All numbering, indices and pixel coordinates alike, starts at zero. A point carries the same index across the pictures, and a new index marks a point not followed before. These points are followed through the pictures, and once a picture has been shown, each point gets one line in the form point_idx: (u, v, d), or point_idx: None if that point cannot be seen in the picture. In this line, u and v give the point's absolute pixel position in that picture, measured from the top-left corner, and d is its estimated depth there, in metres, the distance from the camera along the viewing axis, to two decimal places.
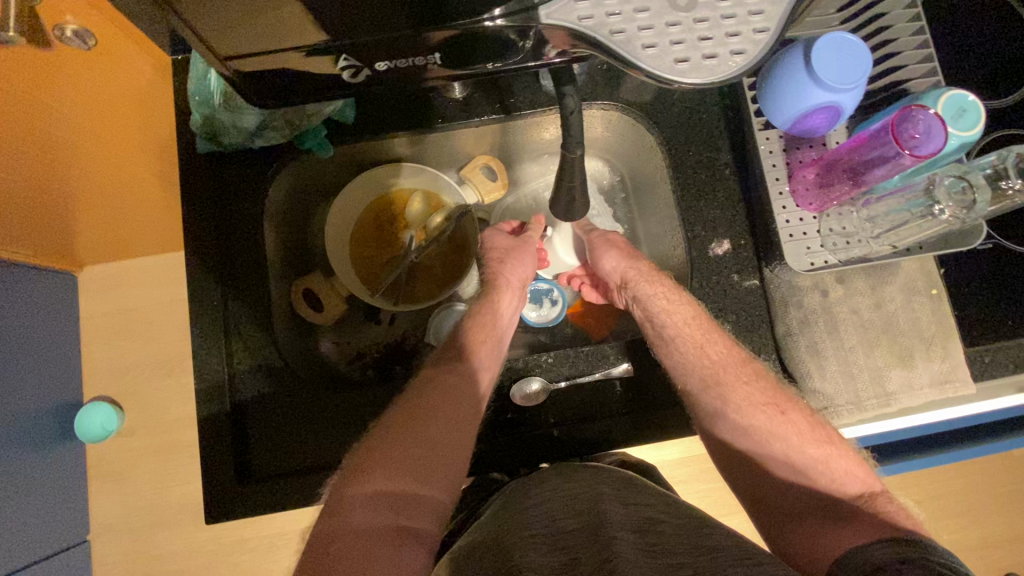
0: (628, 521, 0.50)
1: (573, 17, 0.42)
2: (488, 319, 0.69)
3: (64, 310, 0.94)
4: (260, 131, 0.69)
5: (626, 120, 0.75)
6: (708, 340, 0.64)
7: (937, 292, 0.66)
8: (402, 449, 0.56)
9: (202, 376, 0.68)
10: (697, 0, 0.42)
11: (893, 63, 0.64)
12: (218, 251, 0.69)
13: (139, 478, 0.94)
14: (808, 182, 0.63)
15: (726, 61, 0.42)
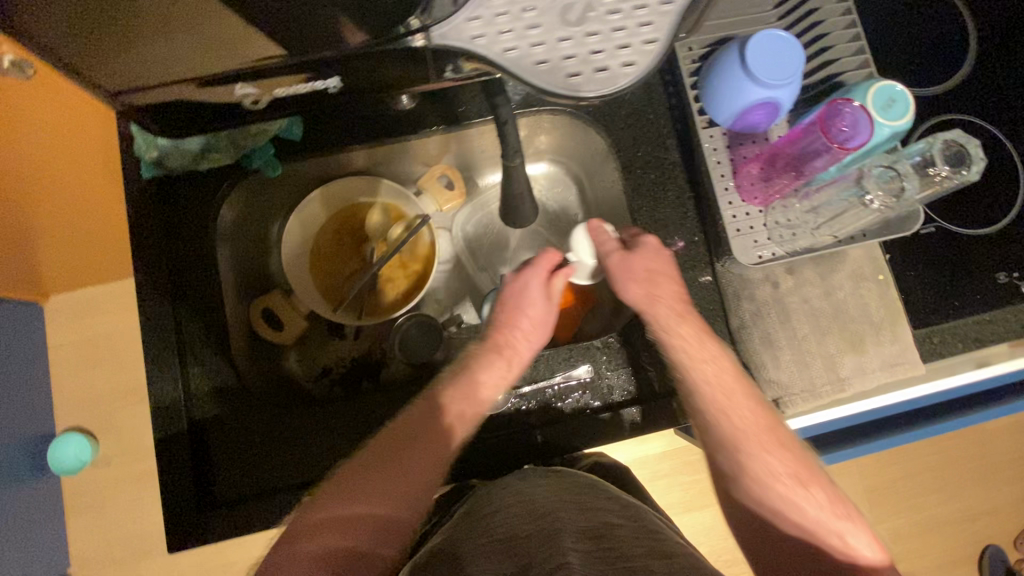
0: (585, 527, 0.52)
1: (466, 37, 0.46)
2: (471, 380, 0.63)
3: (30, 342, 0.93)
4: (204, 152, 0.70)
5: (576, 123, 0.76)
6: (732, 399, 0.59)
7: (884, 277, 0.67)
8: (376, 480, 0.56)
9: (157, 399, 0.67)
10: (587, 16, 0.46)
11: (826, 58, 0.67)
12: (168, 273, 0.69)
13: (111, 511, 0.93)
14: (752, 177, 0.65)
15: (617, 73, 0.47)
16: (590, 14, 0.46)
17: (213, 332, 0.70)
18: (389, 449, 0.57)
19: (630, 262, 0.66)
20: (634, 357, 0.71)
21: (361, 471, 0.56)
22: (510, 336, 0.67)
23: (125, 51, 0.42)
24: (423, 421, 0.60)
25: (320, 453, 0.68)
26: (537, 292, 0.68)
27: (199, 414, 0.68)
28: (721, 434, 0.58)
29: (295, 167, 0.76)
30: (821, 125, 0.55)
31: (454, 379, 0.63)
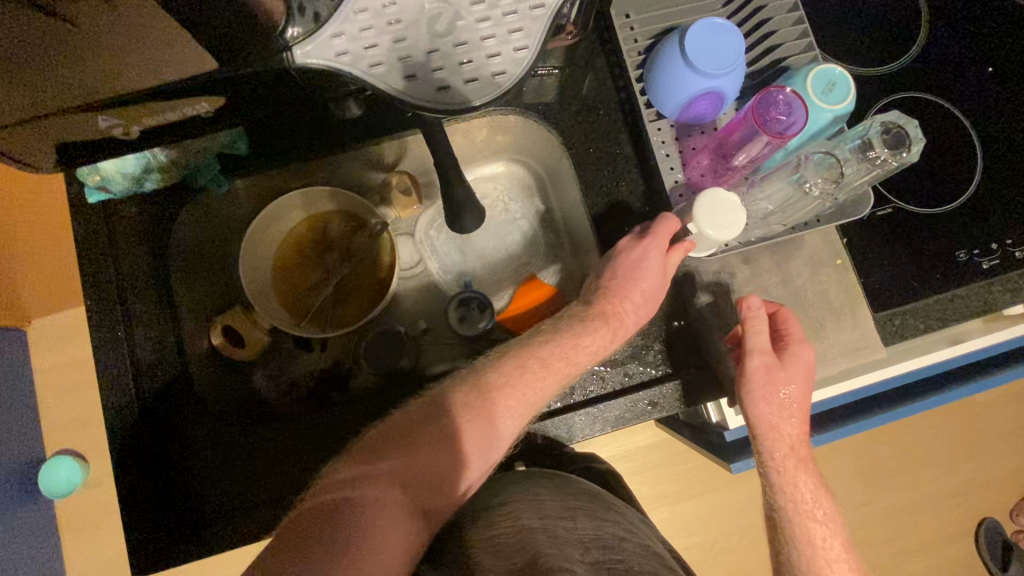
0: (599, 532, 0.54)
1: (330, 53, 0.51)
2: (550, 372, 0.59)
3: (14, 371, 1.01)
4: (148, 172, 0.71)
5: (528, 122, 0.75)
6: (804, 469, 0.59)
7: (842, 261, 0.67)
8: (421, 448, 0.55)
9: (113, 396, 0.67)
10: (455, 26, 0.53)
11: (771, 43, 0.66)
12: (116, 268, 0.68)
13: (110, 523, 1.04)
14: (702, 168, 0.65)
15: (488, 82, 0.53)
16: (458, 24, 0.53)
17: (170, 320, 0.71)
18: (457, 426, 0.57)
19: (774, 376, 0.59)
20: (614, 357, 0.66)
21: (417, 435, 0.56)
22: (619, 306, 0.62)
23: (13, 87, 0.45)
24: (522, 375, 0.59)
25: (282, 466, 0.68)
26: (656, 263, 0.62)
27: (167, 428, 0.69)
28: (791, 511, 0.58)
29: (250, 182, 0.76)
30: (757, 116, 0.55)
31: (525, 365, 0.60)
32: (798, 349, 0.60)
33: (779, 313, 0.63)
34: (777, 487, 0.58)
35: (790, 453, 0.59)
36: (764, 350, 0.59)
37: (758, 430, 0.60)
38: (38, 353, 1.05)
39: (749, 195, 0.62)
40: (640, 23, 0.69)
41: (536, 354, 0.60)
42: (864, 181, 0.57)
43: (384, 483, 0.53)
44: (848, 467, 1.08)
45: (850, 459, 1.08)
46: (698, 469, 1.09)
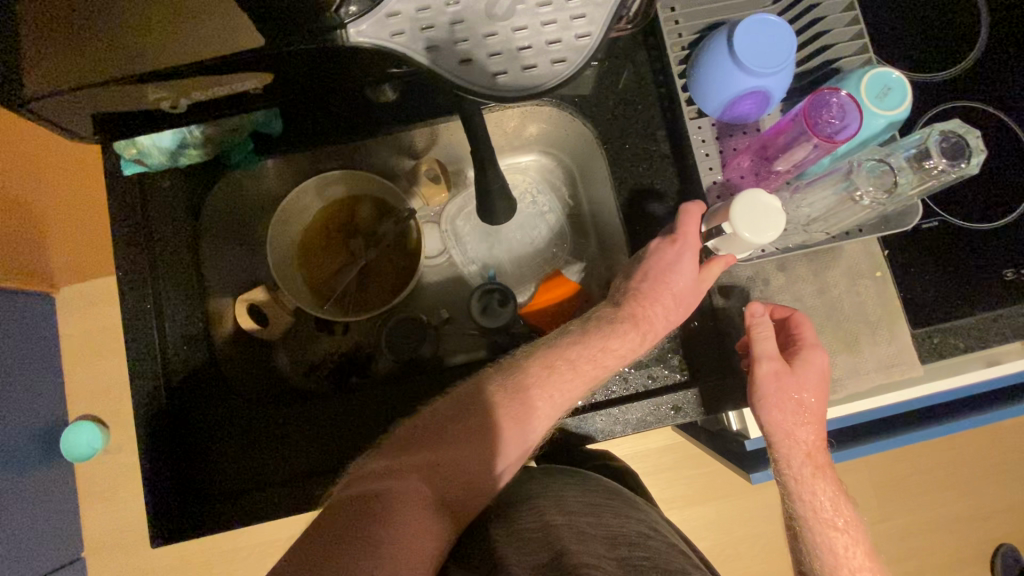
0: (627, 530, 0.53)
1: (385, 34, 0.50)
2: (570, 370, 0.59)
3: (42, 335, 1.03)
4: (182, 148, 0.69)
5: (564, 114, 0.74)
6: (820, 477, 0.57)
7: (882, 274, 0.65)
8: (438, 444, 0.55)
9: (139, 371, 0.67)
10: (515, 10, 0.51)
11: (824, 42, 0.63)
12: (147, 245, 0.68)
13: (130, 488, 1.06)
14: (743, 171, 0.63)
15: (547, 69, 0.53)
16: (518, 8, 0.51)
17: (196, 300, 0.71)
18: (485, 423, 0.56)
19: (784, 383, 0.57)
20: (638, 359, 0.65)
21: (445, 432, 0.56)
22: (649, 310, 0.61)
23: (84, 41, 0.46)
24: (547, 374, 0.58)
25: (302, 448, 0.68)
26: (688, 267, 0.61)
27: (190, 405, 0.69)
28: (810, 520, 0.56)
29: (283, 162, 0.76)
30: (807, 119, 0.53)
31: (545, 362, 0.60)
32: (817, 354, 0.59)
33: (792, 318, 0.61)
34: (794, 495, 0.57)
35: (808, 460, 0.57)
36: (774, 357, 0.58)
37: (773, 437, 0.58)
38: (66, 317, 1.07)
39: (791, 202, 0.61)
40: (687, 16, 0.66)
41: (555, 355, 0.60)
42: (918, 192, 0.55)
43: (413, 475, 0.52)
44: (866, 483, 1.06)
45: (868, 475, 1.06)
46: (712, 473, 1.07)
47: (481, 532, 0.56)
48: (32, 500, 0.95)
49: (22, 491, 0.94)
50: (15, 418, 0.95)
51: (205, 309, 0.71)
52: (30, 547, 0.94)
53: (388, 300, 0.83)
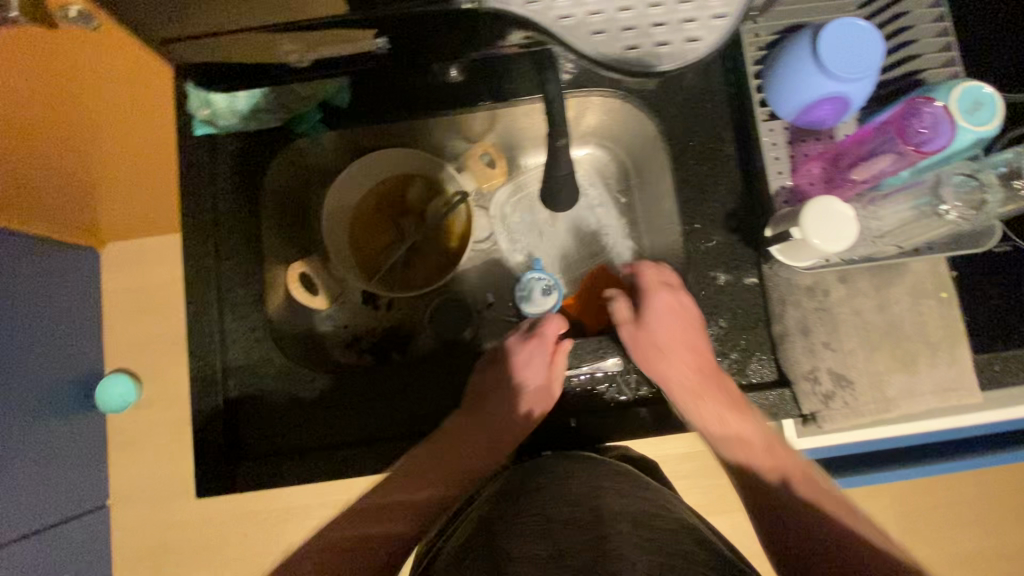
0: (631, 512, 0.52)
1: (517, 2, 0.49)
2: (457, 446, 0.70)
3: (85, 288, 1.05)
4: (254, 113, 0.70)
5: (628, 109, 0.73)
6: (728, 417, 0.64)
7: (948, 295, 0.63)
8: (401, 485, 0.69)
9: (198, 328, 0.69)
10: None
11: (909, 51, 0.61)
12: (213, 207, 0.70)
13: (163, 445, 1.06)
14: (812, 177, 0.61)
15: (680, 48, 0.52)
16: None
17: (254, 264, 0.71)
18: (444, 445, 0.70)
19: (643, 335, 0.68)
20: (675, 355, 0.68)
21: (405, 476, 0.69)
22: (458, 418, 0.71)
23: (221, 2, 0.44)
24: (444, 450, 0.70)
25: (346, 416, 0.70)
26: (539, 371, 0.69)
27: (241, 366, 0.70)
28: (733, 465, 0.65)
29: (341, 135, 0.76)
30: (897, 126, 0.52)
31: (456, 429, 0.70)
32: (651, 301, 0.68)
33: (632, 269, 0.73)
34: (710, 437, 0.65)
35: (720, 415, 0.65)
36: (627, 320, 0.70)
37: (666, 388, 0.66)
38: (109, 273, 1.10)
39: (865, 213, 0.59)
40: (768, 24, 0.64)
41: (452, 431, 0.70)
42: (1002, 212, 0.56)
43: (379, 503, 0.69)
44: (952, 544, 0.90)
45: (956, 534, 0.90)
46: None
47: (490, 516, 0.55)
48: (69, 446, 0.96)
49: (61, 435, 0.94)
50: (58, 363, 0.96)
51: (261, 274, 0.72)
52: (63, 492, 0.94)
53: (434, 280, 0.84)
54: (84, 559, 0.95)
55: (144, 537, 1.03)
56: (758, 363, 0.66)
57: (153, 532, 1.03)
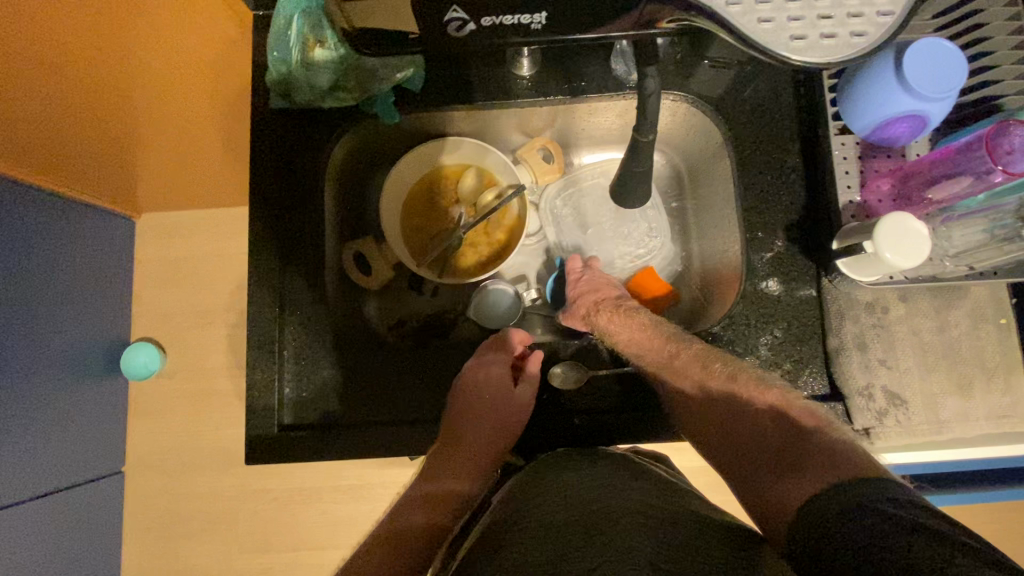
0: (635, 506, 0.50)
1: None
2: (448, 462, 0.71)
3: (124, 251, 0.97)
4: (333, 91, 0.72)
5: (695, 113, 0.72)
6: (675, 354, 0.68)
7: (1006, 322, 0.63)
8: (443, 469, 0.71)
9: (256, 300, 0.70)
10: None
11: (988, 77, 0.62)
12: (281, 181, 0.72)
13: (174, 420, 0.96)
14: (882, 194, 0.62)
15: (857, 33, 0.39)
16: None
17: (314, 240, 0.72)
18: (447, 451, 0.71)
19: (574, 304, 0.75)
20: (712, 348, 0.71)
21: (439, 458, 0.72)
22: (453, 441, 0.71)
23: None
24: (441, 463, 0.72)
25: (394, 397, 0.70)
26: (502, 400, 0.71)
27: (292, 340, 0.71)
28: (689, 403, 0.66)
29: (407, 118, 0.77)
30: (986, 145, 0.53)
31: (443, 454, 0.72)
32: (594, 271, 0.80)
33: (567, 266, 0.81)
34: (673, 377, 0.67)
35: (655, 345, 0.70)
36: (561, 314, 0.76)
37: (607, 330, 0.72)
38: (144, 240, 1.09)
39: (937, 233, 0.59)
40: None
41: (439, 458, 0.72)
42: None
43: (410, 506, 0.69)
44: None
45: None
46: None
47: (495, 522, 0.53)
48: (98, 411, 0.90)
49: (90, 399, 0.88)
50: (92, 323, 0.89)
51: (320, 249, 0.72)
52: (84, 457, 0.87)
53: (482, 271, 0.85)
54: (96, 531, 0.88)
55: (154, 516, 0.94)
56: (809, 379, 0.65)
57: (162, 511, 0.94)
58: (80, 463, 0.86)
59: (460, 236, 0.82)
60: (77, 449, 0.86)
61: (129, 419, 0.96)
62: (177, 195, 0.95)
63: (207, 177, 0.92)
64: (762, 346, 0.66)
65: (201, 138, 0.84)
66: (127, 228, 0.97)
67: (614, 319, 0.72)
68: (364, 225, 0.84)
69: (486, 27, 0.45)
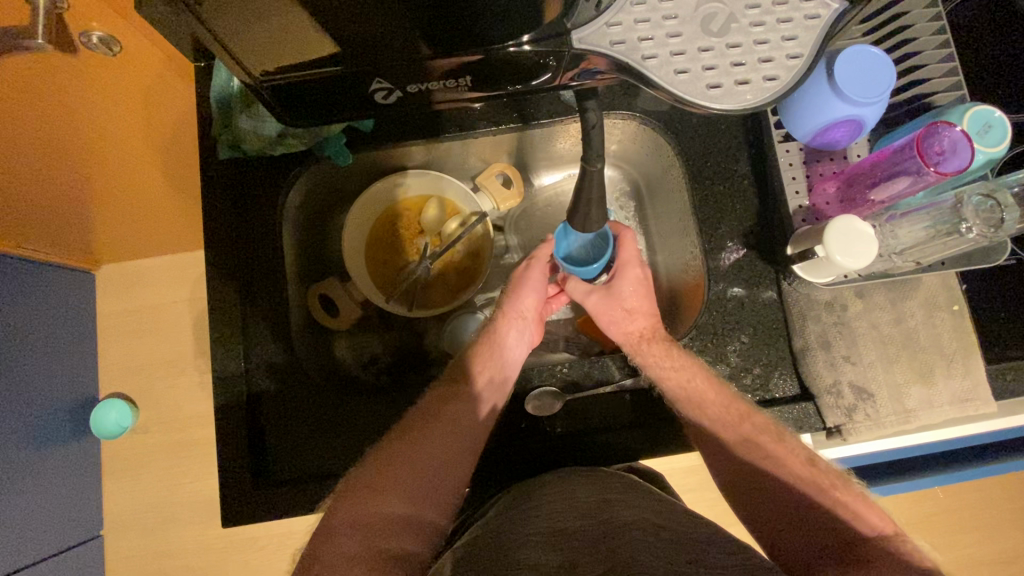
0: (637, 520, 0.50)
1: (605, 42, 0.44)
2: (423, 455, 0.58)
3: (85, 308, 0.93)
4: (281, 138, 0.70)
5: (643, 130, 0.74)
6: (710, 381, 0.63)
7: (959, 308, 0.65)
8: (406, 479, 0.56)
9: (223, 358, 0.69)
10: (730, 27, 0.44)
11: (916, 77, 0.64)
12: (236, 233, 0.71)
13: (151, 475, 0.91)
14: (828, 197, 0.65)
15: (757, 85, 0.44)
16: (733, 25, 0.44)
17: (278, 289, 0.72)
18: (427, 444, 0.59)
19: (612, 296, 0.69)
20: (721, 347, 0.67)
21: (404, 463, 0.57)
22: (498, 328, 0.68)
23: (264, 37, 0.41)
24: (410, 456, 0.58)
25: (373, 436, 0.69)
26: (534, 279, 0.72)
27: (262, 395, 0.70)
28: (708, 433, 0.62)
29: (361, 157, 0.77)
30: (918, 147, 0.56)
31: (450, 396, 0.63)
32: (630, 271, 0.70)
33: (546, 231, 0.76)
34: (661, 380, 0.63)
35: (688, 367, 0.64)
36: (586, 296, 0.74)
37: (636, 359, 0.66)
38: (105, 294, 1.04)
39: (884, 231, 0.61)
40: None
41: (438, 420, 0.61)
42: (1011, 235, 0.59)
43: (386, 526, 0.53)
44: (971, 554, 0.90)
45: (986, 536, 0.90)
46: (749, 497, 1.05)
47: (492, 533, 0.52)
48: (71, 472, 0.85)
49: (61, 463, 0.84)
50: (59, 386, 0.86)
51: (283, 297, 0.72)
52: (59, 525, 0.82)
53: (452, 299, 0.84)
54: None
55: None
56: (780, 379, 0.67)
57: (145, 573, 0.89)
58: (56, 531, 0.82)
59: (424, 266, 0.81)
60: (50, 518, 0.82)
61: (104, 481, 0.91)
62: (134, 245, 0.91)
63: (164, 227, 0.89)
64: (731, 353, 0.67)
65: (156, 191, 0.81)
66: (86, 283, 0.94)
67: (670, 353, 0.65)
68: (329, 266, 0.83)
69: (413, 91, 0.49)
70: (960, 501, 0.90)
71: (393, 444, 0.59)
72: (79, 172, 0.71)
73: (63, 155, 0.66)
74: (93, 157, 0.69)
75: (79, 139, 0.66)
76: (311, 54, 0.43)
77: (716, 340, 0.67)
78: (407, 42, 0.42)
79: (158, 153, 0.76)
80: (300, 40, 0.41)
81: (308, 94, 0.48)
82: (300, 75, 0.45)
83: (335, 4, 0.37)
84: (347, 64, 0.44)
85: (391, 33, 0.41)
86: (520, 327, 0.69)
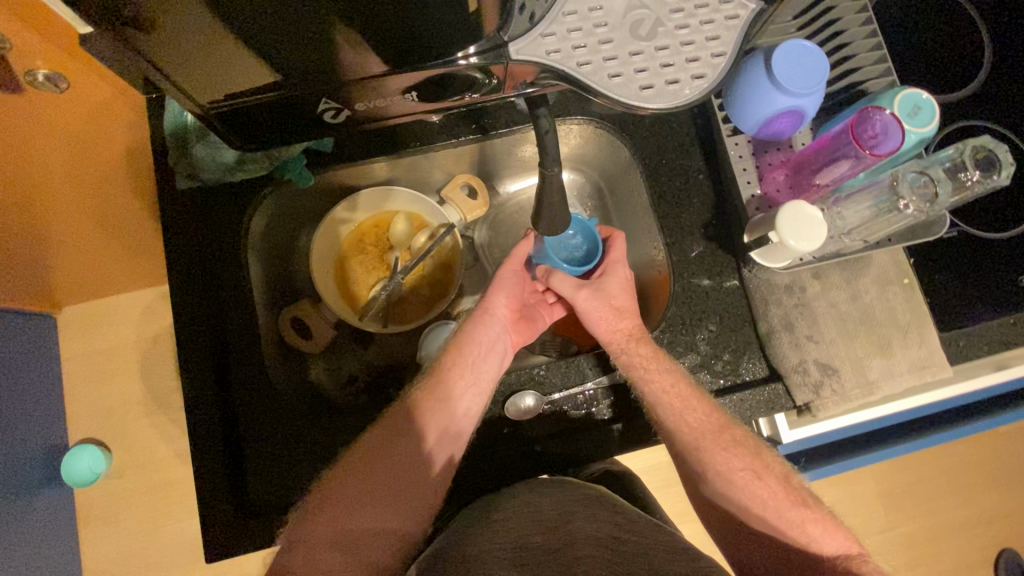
0: (599, 534, 0.52)
1: (541, 52, 0.46)
2: (400, 468, 0.58)
3: (51, 354, 0.91)
4: (241, 164, 0.71)
5: (599, 133, 0.76)
6: (677, 375, 0.65)
7: (910, 281, 0.69)
8: (384, 489, 0.57)
9: (195, 392, 0.68)
10: (657, 30, 0.46)
11: (849, 65, 0.68)
12: (200, 264, 0.70)
13: (130, 520, 0.89)
14: (779, 184, 0.68)
15: (688, 84, 0.47)
16: (660, 28, 0.46)
17: (247, 317, 0.71)
18: (402, 456, 0.59)
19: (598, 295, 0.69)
20: (691, 337, 0.69)
21: (382, 479, 0.57)
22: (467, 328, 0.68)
23: (206, 65, 0.41)
24: (388, 471, 0.58)
25: None
26: (511, 280, 0.71)
27: (235, 424, 0.69)
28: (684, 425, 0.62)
29: (324, 178, 0.77)
30: (852, 131, 0.60)
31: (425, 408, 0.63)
32: (613, 268, 0.71)
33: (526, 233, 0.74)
34: (642, 381, 0.63)
35: (658, 359, 0.65)
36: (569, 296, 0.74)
37: (617, 358, 0.66)
38: None
39: (830, 214, 0.64)
40: None
41: (411, 434, 0.60)
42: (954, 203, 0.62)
43: (362, 538, 0.55)
44: (949, 518, 0.93)
45: (963, 499, 0.93)
46: None
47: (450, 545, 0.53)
48: (46, 525, 0.83)
49: (35, 516, 0.81)
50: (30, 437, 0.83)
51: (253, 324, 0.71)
52: None
53: (426, 312, 0.84)
54: None
55: None
56: (749, 363, 0.69)
57: None
58: None
59: (396, 282, 0.81)
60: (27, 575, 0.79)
61: (81, 530, 0.88)
62: (97, 285, 0.89)
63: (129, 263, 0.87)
64: (701, 342, 0.69)
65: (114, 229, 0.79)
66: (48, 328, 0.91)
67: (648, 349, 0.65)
68: (298, 289, 0.83)
69: (360, 110, 0.50)
70: (935, 467, 0.93)
71: (368, 456, 0.58)
72: (34, 216, 0.69)
73: (15, 201, 0.65)
74: (47, 200, 0.68)
75: (31, 184, 0.65)
76: (255, 78, 0.43)
77: (684, 330, 0.69)
78: (348, 65, 0.42)
79: (113, 188, 0.74)
80: (239, 69, 0.41)
81: (255, 119, 0.49)
82: (246, 99, 0.45)
83: (277, 31, 0.38)
84: (291, 88, 0.44)
85: (330, 58, 0.41)
86: (489, 324, 0.68)
